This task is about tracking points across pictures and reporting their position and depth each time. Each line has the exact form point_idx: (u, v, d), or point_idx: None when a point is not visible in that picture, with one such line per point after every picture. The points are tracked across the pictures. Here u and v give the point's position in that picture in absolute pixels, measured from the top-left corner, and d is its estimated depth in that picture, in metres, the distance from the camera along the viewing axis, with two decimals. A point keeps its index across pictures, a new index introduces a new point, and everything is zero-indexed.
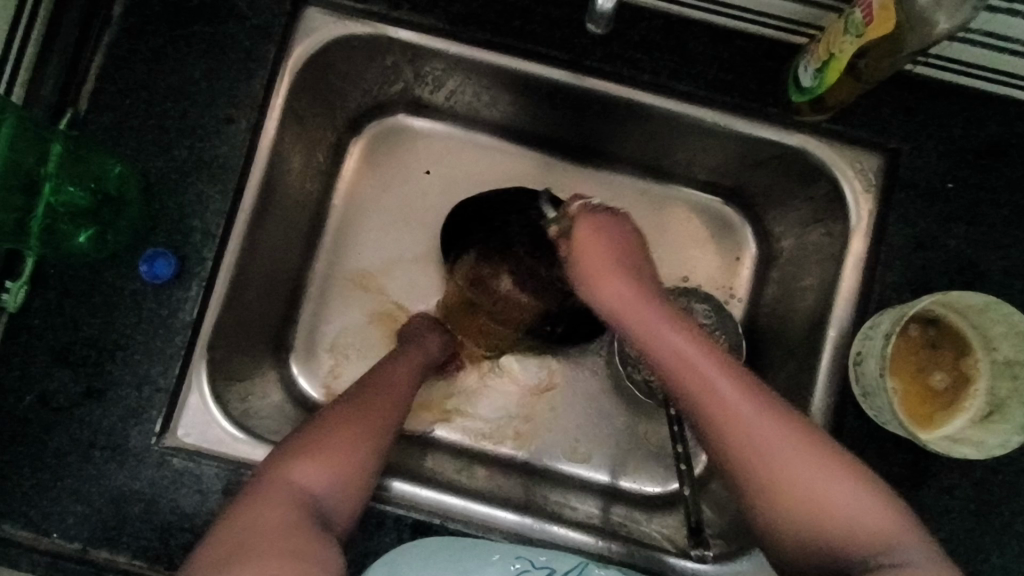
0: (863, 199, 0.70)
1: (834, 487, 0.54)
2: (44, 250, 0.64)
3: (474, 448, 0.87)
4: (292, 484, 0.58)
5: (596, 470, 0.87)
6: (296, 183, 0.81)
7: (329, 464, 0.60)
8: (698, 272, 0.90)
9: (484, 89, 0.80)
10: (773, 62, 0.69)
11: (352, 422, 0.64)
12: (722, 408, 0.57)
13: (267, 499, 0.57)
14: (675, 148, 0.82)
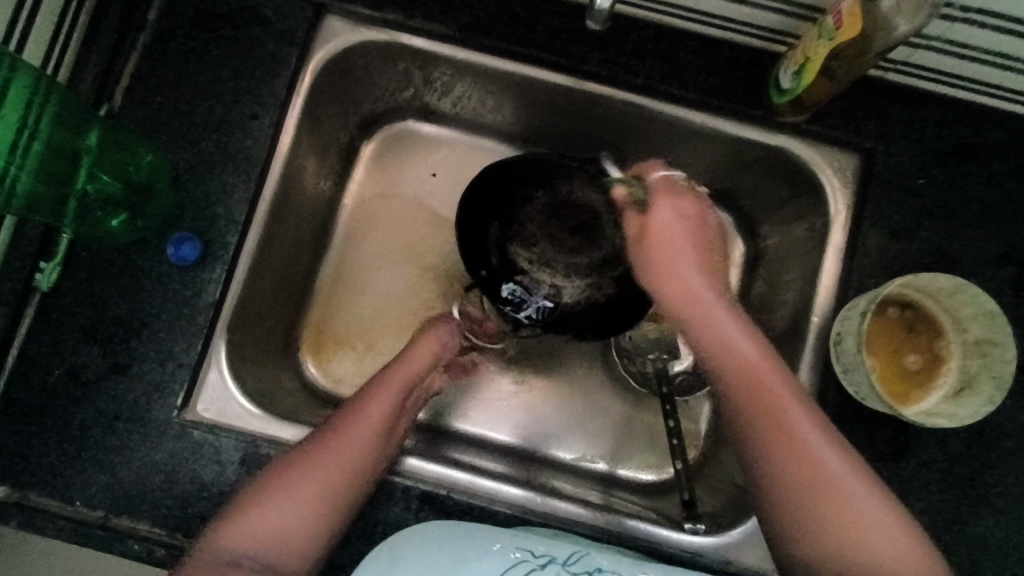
0: (841, 195, 0.75)
1: (856, 502, 0.56)
2: (79, 231, 0.68)
3: (472, 435, 0.91)
4: (290, 507, 0.59)
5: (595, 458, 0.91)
6: (311, 180, 0.87)
7: (326, 483, 0.60)
8: None
9: (489, 94, 0.86)
10: (756, 68, 0.75)
11: (345, 437, 0.63)
12: (776, 418, 0.59)
13: (287, 508, 0.59)
14: (667, 151, 0.88)
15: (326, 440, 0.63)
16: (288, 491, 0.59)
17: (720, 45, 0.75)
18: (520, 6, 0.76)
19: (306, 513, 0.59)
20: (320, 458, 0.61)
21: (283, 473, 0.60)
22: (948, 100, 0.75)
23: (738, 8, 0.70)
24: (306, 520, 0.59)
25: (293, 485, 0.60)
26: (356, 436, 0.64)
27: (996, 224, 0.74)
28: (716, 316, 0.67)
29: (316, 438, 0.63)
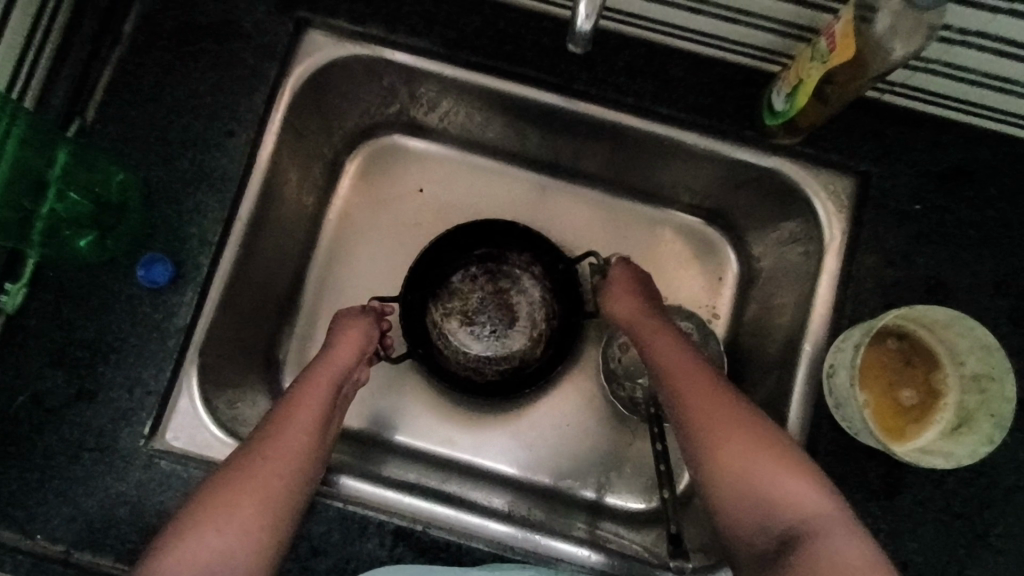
0: (835, 220, 0.73)
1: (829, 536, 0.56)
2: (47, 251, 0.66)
3: (448, 459, 0.90)
4: (212, 544, 0.56)
5: (582, 487, 0.90)
6: (293, 197, 0.84)
7: (248, 517, 0.58)
8: (681, 291, 0.93)
9: (477, 110, 0.84)
10: (750, 88, 0.73)
11: (262, 462, 0.61)
12: (741, 450, 0.61)
13: (221, 531, 0.57)
14: (659, 170, 0.86)
15: (245, 466, 0.61)
16: (206, 526, 0.57)
17: (714, 64, 0.73)
18: (507, 22, 0.74)
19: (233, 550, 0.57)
20: (243, 488, 0.59)
21: (202, 508, 0.58)
22: (948, 123, 0.73)
23: (731, 27, 0.68)
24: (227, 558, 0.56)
25: (213, 521, 0.57)
26: (272, 459, 0.62)
27: (996, 251, 0.71)
28: (682, 355, 0.70)
29: (232, 466, 0.61)
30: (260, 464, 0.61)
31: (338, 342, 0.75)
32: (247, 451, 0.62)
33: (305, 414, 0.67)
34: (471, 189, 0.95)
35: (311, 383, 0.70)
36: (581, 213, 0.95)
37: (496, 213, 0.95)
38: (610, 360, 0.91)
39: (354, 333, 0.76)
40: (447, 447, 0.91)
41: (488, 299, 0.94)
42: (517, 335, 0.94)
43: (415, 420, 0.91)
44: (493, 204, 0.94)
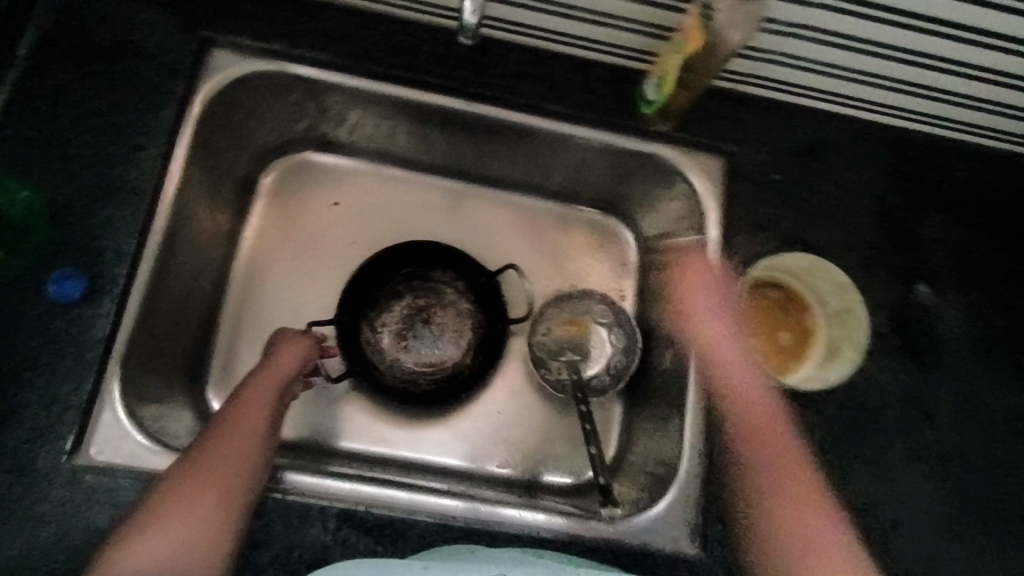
0: (712, 196, 0.83)
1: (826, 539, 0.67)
2: None
3: (385, 456, 0.92)
4: (161, 542, 0.59)
5: (519, 467, 0.94)
6: (208, 212, 0.85)
7: (205, 516, 0.61)
8: (590, 278, 1.02)
9: (384, 120, 0.89)
10: (627, 85, 0.82)
11: (208, 463, 0.63)
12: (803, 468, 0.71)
13: (168, 538, 0.59)
14: (557, 168, 0.95)
15: (193, 468, 0.63)
16: (158, 526, 0.59)
17: (593, 65, 0.82)
18: (405, 35, 0.80)
19: (185, 554, 0.59)
20: (190, 490, 0.62)
21: (149, 511, 0.60)
22: (791, 106, 0.85)
23: (603, 31, 0.78)
24: (180, 557, 0.59)
25: (162, 521, 0.60)
26: (218, 460, 0.64)
27: (843, 210, 0.84)
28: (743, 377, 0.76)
29: (179, 469, 0.63)
30: (207, 464, 0.63)
31: (279, 355, 0.78)
32: (193, 453, 0.65)
33: (250, 420, 0.69)
34: (386, 199, 0.99)
35: (254, 392, 0.73)
36: (492, 214, 1.02)
37: (412, 219, 1.00)
38: (535, 346, 0.97)
39: (296, 343, 0.80)
40: (384, 445, 0.93)
41: (414, 313, 0.99)
42: (446, 343, 0.98)
43: (352, 422, 0.93)
44: (408, 211, 1.00)
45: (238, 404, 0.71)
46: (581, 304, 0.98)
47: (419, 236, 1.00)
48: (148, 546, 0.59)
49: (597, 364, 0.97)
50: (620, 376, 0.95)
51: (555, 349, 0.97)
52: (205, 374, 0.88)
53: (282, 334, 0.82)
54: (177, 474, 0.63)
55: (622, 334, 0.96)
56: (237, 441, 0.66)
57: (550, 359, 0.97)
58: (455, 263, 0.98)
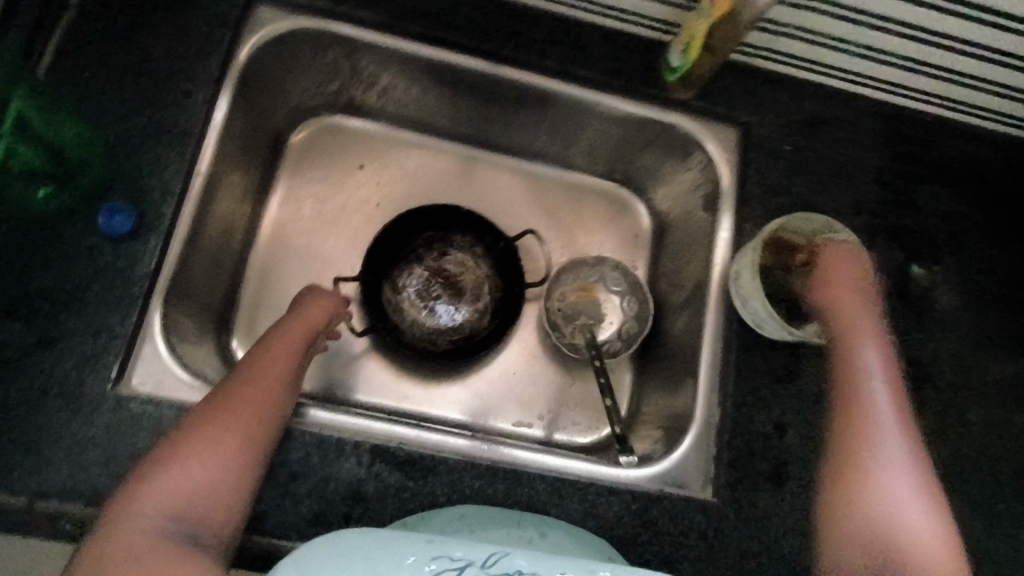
0: (726, 163, 0.88)
1: (908, 450, 0.65)
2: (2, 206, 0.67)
3: (401, 410, 0.95)
4: (185, 479, 0.60)
5: (531, 426, 0.97)
6: (242, 165, 0.87)
7: (231, 454, 0.62)
8: (604, 248, 1.06)
9: (415, 83, 0.92)
10: (651, 55, 0.87)
11: (233, 403, 0.66)
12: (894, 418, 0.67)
13: (195, 472, 0.61)
14: (577, 138, 0.99)
15: (219, 407, 0.65)
16: (181, 460, 0.61)
17: (619, 35, 0.86)
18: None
19: (210, 490, 0.60)
20: (215, 426, 0.63)
21: (172, 444, 0.61)
22: (803, 83, 0.90)
23: (630, 1, 0.82)
24: (205, 491, 0.60)
25: (185, 455, 0.61)
26: (242, 400, 0.66)
27: (851, 181, 0.88)
28: (858, 317, 0.73)
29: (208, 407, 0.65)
30: (232, 403, 0.66)
31: (302, 310, 0.81)
32: (219, 393, 0.66)
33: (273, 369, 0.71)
34: (410, 164, 1.03)
35: (279, 342, 0.75)
36: (508, 185, 1.05)
37: (433, 185, 1.03)
38: (551, 311, 1.01)
39: (321, 301, 0.83)
40: (400, 400, 0.96)
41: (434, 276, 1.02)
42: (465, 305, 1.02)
43: (371, 377, 0.96)
44: (430, 178, 1.03)
45: (263, 353, 0.73)
46: (595, 272, 1.03)
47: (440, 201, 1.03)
48: (171, 478, 0.60)
49: (612, 329, 1.02)
50: (632, 340, 1.00)
51: (571, 315, 1.02)
52: (232, 326, 0.90)
53: (308, 291, 0.85)
54: (202, 412, 0.65)
55: (634, 303, 1.01)
56: (261, 386, 0.69)
57: (565, 324, 1.01)
58: (474, 227, 1.01)
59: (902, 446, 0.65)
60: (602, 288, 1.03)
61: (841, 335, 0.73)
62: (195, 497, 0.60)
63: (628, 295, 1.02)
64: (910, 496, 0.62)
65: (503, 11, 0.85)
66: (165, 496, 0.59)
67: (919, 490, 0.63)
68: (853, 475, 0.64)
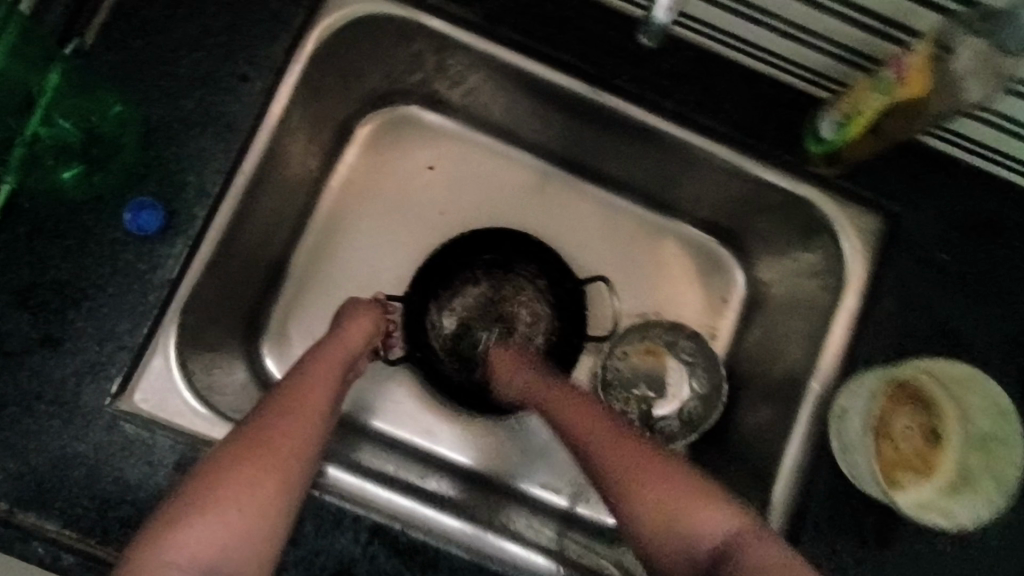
0: (864, 257, 0.71)
1: (635, 462, 0.62)
2: (24, 180, 0.60)
3: (417, 449, 0.86)
4: (215, 529, 0.54)
5: (555, 493, 0.86)
6: (299, 154, 0.78)
7: (261, 504, 0.56)
8: (684, 311, 0.90)
9: (506, 92, 0.79)
10: (797, 111, 0.70)
11: (262, 440, 0.59)
12: (574, 402, 0.71)
13: (224, 521, 0.55)
14: (681, 183, 0.83)
15: (247, 445, 0.58)
16: (209, 509, 0.55)
17: (763, 81, 0.70)
18: (554, 4, 0.70)
19: (241, 540, 0.55)
20: (242, 469, 0.57)
21: (199, 488, 0.56)
22: (981, 174, 0.71)
23: (791, 44, 0.66)
24: (236, 543, 0.55)
25: (213, 503, 0.55)
26: (272, 437, 0.59)
27: (1017, 310, 0.70)
28: (541, 394, 0.75)
29: (235, 445, 0.58)
30: (263, 440, 0.59)
31: (343, 327, 0.74)
32: (247, 427, 0.60)
33: (305, 398, 0.64)
34: (484, 175, 0.90)
35: (314, 364, 0.68)
36: (591, 217, 0.91)
37: (505, 202, 0.90)
38: (608, 369, 0.86)
39: (364, 322, 0.75)
40: (419, 437, 0.86)
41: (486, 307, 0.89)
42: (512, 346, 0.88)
43: (393, 406, 0.87)
44: (504, 193, 0.90)
45: (297, 376, 0.66)
46: (670, 336, 0.87)
47: (510, 222, 0.90)
48: (197, 526, 0.55)
49: (673, 405, 0.85)
50: (693, 426, 0.84)
51: (628, 378, 0.86)
52: (262, 325, 0.82)
53: (350, 304, 0.77)
54: (230, 449, 0.58)
55: (708, 380, 0.85)
56: (294, 419, 0.61)
57: (620, 387, 0.86)
58: (540, 258, 0.88)
59: (632, 462, 0.62)
60: (670, 354, 0.86)
61: (546, 399, 0.74)
62: (228, 549, 0.54)
63: (700, 370, 0.86)
64: (647, 507, 0.60)
65: (626, 29, 0.70)
66: (194, 547, 0.54)
67: (653, 509, 0.60)
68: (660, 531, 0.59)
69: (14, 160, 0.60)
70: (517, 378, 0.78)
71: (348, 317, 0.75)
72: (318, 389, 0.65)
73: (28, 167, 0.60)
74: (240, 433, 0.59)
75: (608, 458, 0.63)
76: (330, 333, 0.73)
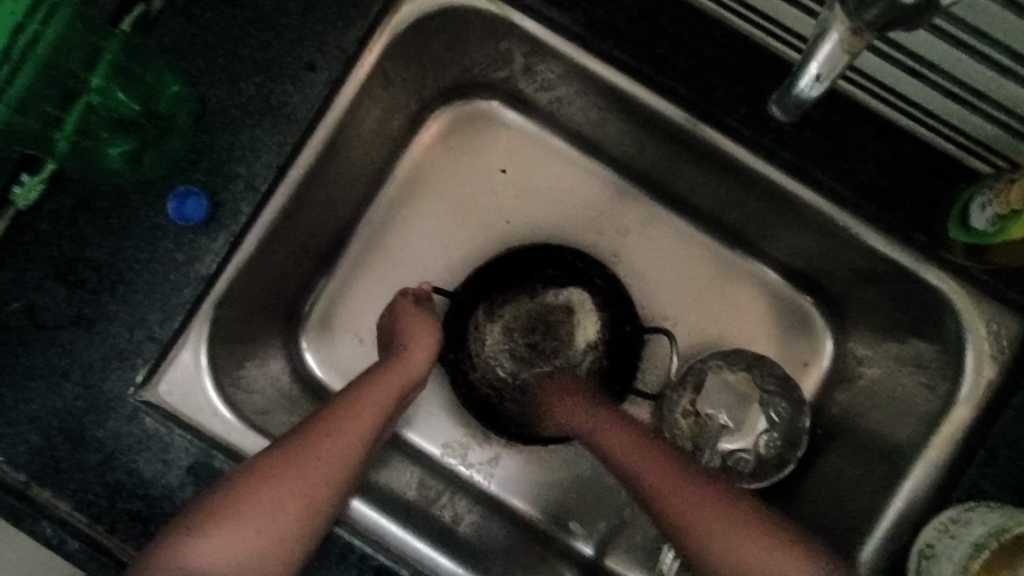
0: (987, 362, 0.59)
1: (676, 474, 0.59)
2: (67, 161, 0.58)
3: (443, 465, 0.76)
4: (237, 541, 0.54)
5: (583, 540, 0.75)
6: (364, 146, 0.72)
7: (284, 529, 0.55)
8: None
9: (597, 106, 0.70)
10: (941, 181, 0.59)
11: (296, 460, 0.57)
12: (590, 408, 0.68)
13: (249, 536, 0.55)
14: (779, 232, 0.72)
15: (283, 462, 0.56)
16: (235, 523, 0.54)
17: (903, 138, 0.59)
18: (670, 18, 0.60)
19: (258, 560, 0.54)
20: (274, 487, 0.55)
21: (229, 497, 0.54)
22: None
23: (951, 103, 0.57)
24: (253, 560, 0.54)
25: (237, 517, 0.54)
26: (311, 458, 0.57)
27: None
28: (568, 403, 0.70)
29: (272, 462, 0.56)
30: (303, 461, 0.57)
31: (403, 339, 0.68)
32: (286, 443, 0.57)
33: (347, 419, 0.60)
34: (560, 186, 0.81)
35: (368, 378, 0.64)
36: (670, 250, 0.80)
37: (578, 220, 0.81)
38: (694, 370, 0.76)
39: (422, 337, 0.68)
40: (448, 451, 0.76)
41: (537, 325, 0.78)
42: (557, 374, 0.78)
43: (428, 414, 0.77)
44: (579, 209, 0.81)
45: (349, 391, 0.62)
46: (751, 388, 0.75)
47: (579, 242, 0.81)
48: (220, 538, 0.54)
49: (734, 445, 0.73)
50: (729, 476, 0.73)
51: (709, 397, 0.75)
52: (304, 315, 0.77)
53: (399, 304, 0.71)
54: (268, 461, 0.56)
55: (776, 451, 0.73)
56: (338, 444, 0.58)
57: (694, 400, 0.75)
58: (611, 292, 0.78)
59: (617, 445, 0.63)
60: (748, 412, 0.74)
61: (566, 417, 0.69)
62: (246, 566, 0.54)
63: (779, 434, 0.74)
64: (686, 516, 0.57)
65: (751, 57, 0.60)
66: (214, 556, 0.54)
67: (700, 528, 0.56)
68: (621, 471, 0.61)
69: (63, 135, 0.58)
70: (579, 419, 0.68)
71: (405, 323, 0.70)
72: (365, 417, 0.61)
73: (77, 143, 0.58)
74: (278, 446, 0.57)
75: (648, 470, 0.60)
76: (390, 344, 0.69)
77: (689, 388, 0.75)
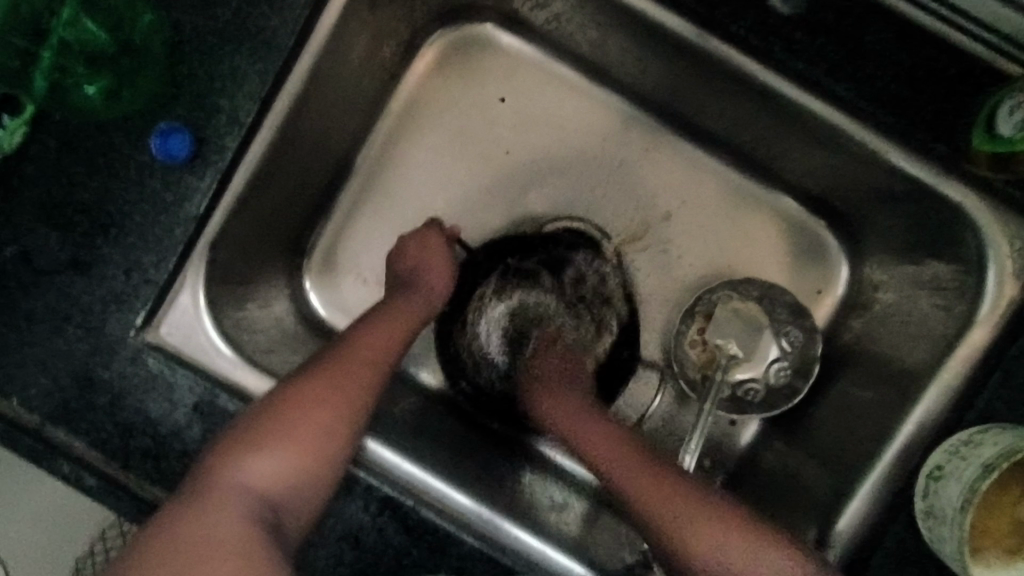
0: (1007, 279, 0.56)
1: (653, 482, 0.58)
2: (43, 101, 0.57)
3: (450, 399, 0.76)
4: (279, 464, 0.55)
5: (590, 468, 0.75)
6: (356, 76, 0.69)
7: (322, 452, 0.56)
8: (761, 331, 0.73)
9: (596, 21, 0.66)
10: (970, 86, 0.55)
11: (336, 380, 0.58)
12: (587, 421, 0.64)
13: (289, 459, 0.55)
14: (793, 153, 0.69)
15: (312, 386, 0.58)
16: (285, 443, 0.56)
17: (927, 41, 0.55)
18: None
19: (300, 482, 0.55)
20: (306, 408, 0.57)
21: (261, 423, 0.55)
22: None
23: None
24: (296, 482, 0.55)
25: (283, 437, 0.56)
26: (349, 385, 0.59)
27: None
28: (576, 416, 0.64)
29: (300, 385, 0.57)
30: (331, 383, 0.58)
31: (428, 278, 0.70)
32: (319, 367, 0.59)
33: (377, 345, 0.63)
34: (563, 113, 0.77)
35: (388, 313, 0.66)
36: (680, 176, 0.77)
37: (583, 147, 0.77)
38: (703, 303, 0.74)
39: (434, 281, 0.70)
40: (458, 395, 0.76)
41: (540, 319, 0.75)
42: None
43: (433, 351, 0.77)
44: (582, 138, 0.77)
45: (377, 324, 0.65)
46: (762, 316, 0.73)
47: (585, 171, 0.77)
48: (260, 462, 0.55)
49: (745, 375, 0.72)
50: (739, 406, 0.72)
51: (722, 328, 0.73)
52: (305, 257, 0.76)
53: (430, 238, 0.72)
54: (296, 386, 0.57)
55: (787, 379, 0.72)
56: (363, 368, 0.60)
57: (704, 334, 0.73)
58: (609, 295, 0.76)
59: (641, 483, 0.58)
60: (764, 340, 0.73)
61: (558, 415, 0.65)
62: (296, 487, 0.55)
63: (790, 362, 0.72)
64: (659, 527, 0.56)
65: None
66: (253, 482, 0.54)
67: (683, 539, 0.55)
68: (649, 488, 0.57)
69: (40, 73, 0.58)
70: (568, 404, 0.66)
71: (430, 264, 0.71)
72: (379, 346, 0.63)
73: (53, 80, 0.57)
74: (317, 370, 0.59)
75: (663, 513, 0.56)
76: (408, 279, 0.70)
77: (698, 318, 0.74)
